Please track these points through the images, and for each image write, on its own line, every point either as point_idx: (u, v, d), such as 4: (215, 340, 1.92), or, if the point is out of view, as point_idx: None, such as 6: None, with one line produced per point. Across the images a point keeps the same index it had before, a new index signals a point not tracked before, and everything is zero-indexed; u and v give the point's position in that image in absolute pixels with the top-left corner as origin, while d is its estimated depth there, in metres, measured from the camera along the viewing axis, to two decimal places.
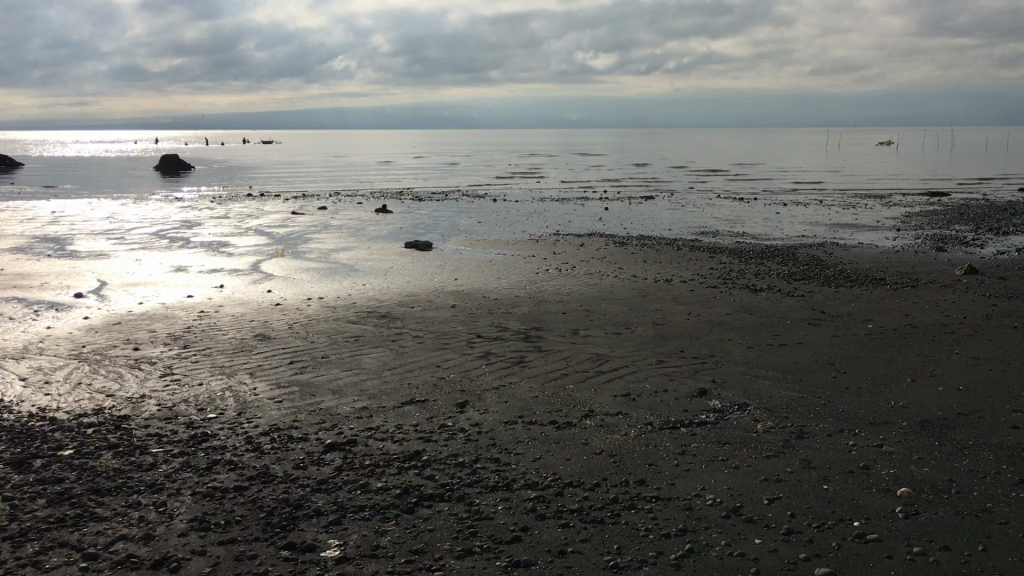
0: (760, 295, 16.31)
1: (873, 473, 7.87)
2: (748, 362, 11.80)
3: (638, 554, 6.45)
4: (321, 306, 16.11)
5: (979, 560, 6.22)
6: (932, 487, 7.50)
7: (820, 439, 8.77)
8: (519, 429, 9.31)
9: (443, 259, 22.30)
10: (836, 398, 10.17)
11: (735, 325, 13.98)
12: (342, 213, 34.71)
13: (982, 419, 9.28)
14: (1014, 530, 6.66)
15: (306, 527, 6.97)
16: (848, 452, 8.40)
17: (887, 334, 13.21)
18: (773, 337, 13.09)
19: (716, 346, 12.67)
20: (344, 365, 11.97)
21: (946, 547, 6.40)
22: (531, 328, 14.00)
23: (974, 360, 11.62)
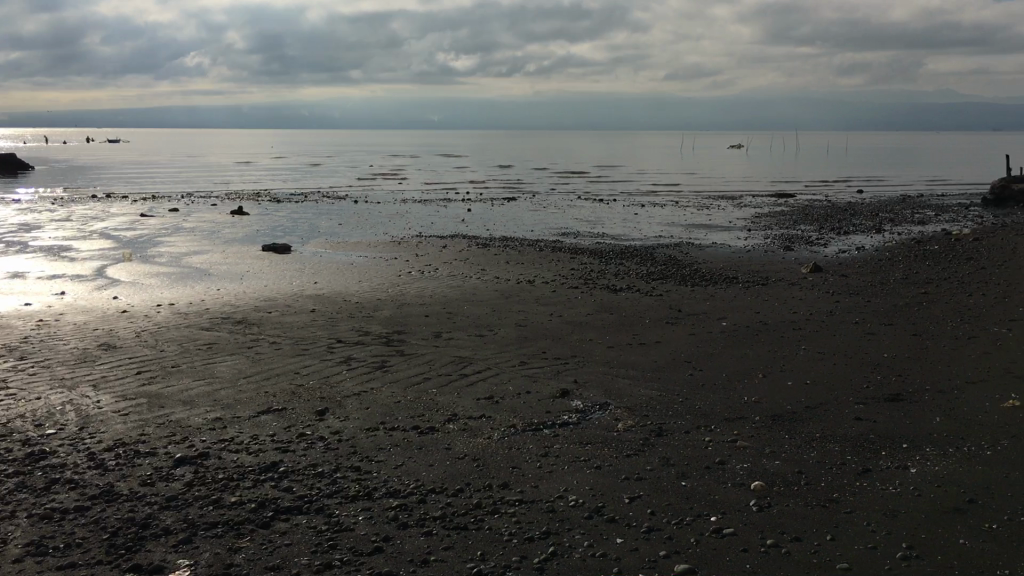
0: (615, 294, 15.60)
1: (726, 466, 7.26)
2: (609, 362, 11.00)
3: (505, 559, 5.69)
4: (166, 311, 14.57)
5: (831, 549, 5.70)
6: (785, 479, 6.93)
7: (677, 436, 8.06)
8: (380, 436, 8.24)
9: (303, 262, 20.79)
10: (692, 394, 9.50)
11: (596, 325, 13.16)
12: (196, 215, 32.50)
13: (827, 410, 8.75)
14: (864, 518, 6.15)
15: (151, 548, 5.88)
16: (703, 447, 7.73)
17: (751, 330, 12.60)
18: (632, 335, 12.41)
19: (573, 346, 11.84)
20: (196, 371, 10.60)
21: (798, 538, 5.87)
22: (391, 331, 12.88)
23: (822, 353, 11.11)
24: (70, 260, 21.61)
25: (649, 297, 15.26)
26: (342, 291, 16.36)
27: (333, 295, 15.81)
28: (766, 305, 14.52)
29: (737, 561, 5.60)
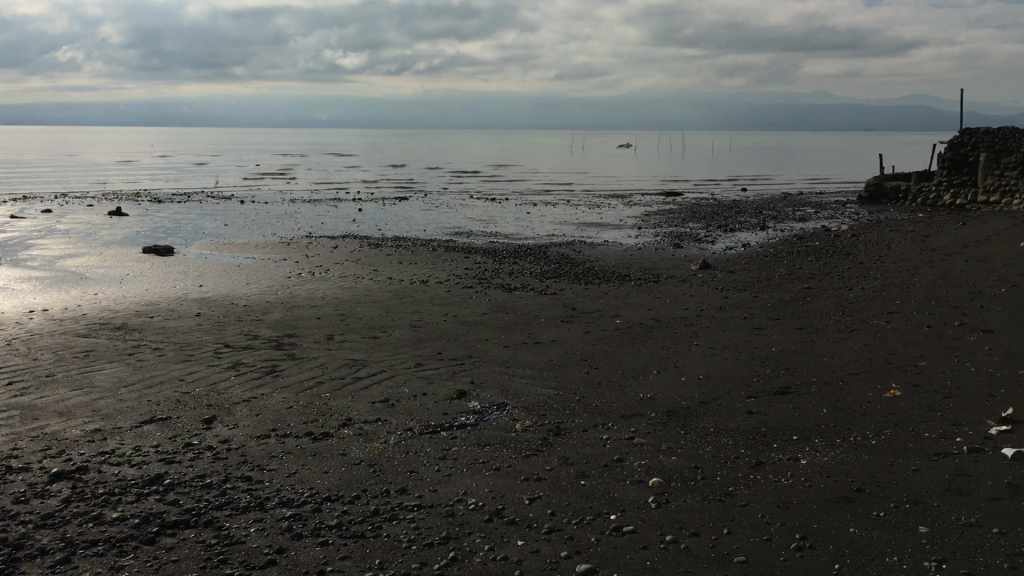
0: (508, 294, 13.62)
1: (614, 460, 5.97)
2: (506, 361, 9.18)
3: (401, 566, 4.51)
4: (34, 317, 12.47)
5: (728, 546, 4.60)
6: (682, 474, 5.66)
7: (577, 434, 6.59)
8: (273, 442, 6.62)
9: (186, 263, 18.51)
10: (590, 392, 7.91)
11: (500, 324, 11.31)
12: (71, 216, 29.76)
13: (721, 404, 7.33)
14: (761, 511, 5.02)
15: (23, 572, 4.49)
16: (601, 445, 6.31)
17: (670, 330, 10.75)
18: (535, 337, 10.56)
19: (463, 349, 9.92)
20: (47, 379, 8.59)
21: (695, 533, 4.77)
22: (282, 335, 10.81)
23: (713, 349, 9.40)
24: None
25: (558, 297, 13.29)
26: (226, 294, 14.32)
27: (219, 298, 13.86)
28: (676, 299, 12.89)
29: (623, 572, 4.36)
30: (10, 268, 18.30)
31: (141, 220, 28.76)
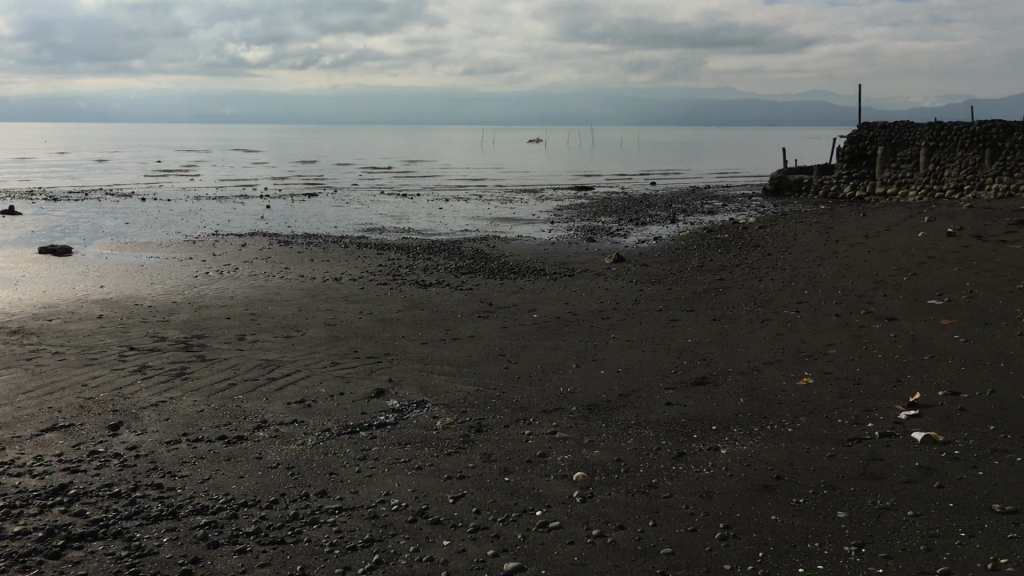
0: (997, 241, 14.21)
1: (953, 380, 7.52)
2: (939, 309, 10.12)
3: (711, 441, 6.40)
4: (592, 264, 16.31)
5: (974, 470, 5.54)
6: (1003, 417, 6.49)
7: (937, 376, 7.67)
8: (692, 356, 8.91)
9: (726, 227, 21.36)
10: (994, 339, 8.66)
11: (963, 267, 12.35)
12: (659, 198, 34.75)
13: None
14: None
15: (489, 413, 7.37)
16: (950, 385, 7.35)
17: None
18: (987, 277, 11.52)
19: (910, 288, 11.40)
20: (594, 301, 12.29)
21: (960, 463, 5.67)
22: (772, 277, 13.22)
23: None
24: (547, 225, 25.33)
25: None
26: (750, 247, 17.11)
27: (743, 250, 16.72)
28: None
29: (887, 437, 6.25)
30: (604, 228, 23.32)
31: (719, 202, 32.86)
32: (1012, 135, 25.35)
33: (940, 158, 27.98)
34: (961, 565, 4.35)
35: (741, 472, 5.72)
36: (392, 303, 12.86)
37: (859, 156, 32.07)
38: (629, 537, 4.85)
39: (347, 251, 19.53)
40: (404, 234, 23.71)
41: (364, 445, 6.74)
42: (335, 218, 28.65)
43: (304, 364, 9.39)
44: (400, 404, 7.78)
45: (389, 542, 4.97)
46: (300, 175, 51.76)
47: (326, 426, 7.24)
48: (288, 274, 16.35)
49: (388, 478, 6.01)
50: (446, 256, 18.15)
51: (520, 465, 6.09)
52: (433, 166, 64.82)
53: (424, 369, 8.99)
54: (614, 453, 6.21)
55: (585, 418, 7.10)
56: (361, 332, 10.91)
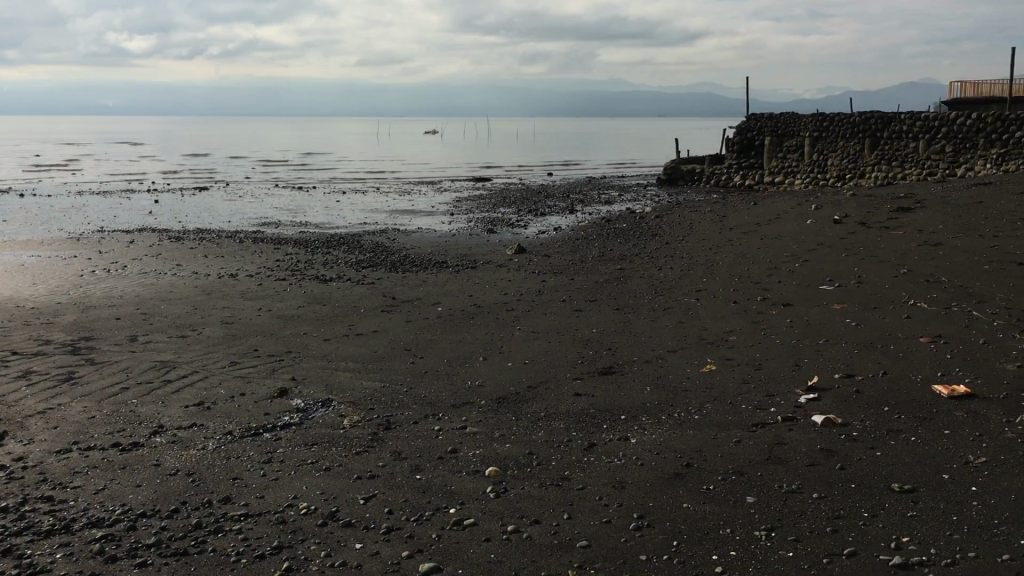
0: (881, 226, 14.81)
1: (848, 363, 7.77)
2: (832, 294, 10.45)
3: (621, 431, 6.43)
4: (493, 255, 16.31)
5: (874, 451, 5.72)
6: (898, 398, 6.73)
7: (834, 359, 7.90)
8: (597, 346, 8.96)
9: (624, 217, 21.69)
10: (883, 322, 8.99)
11: (851, 252, 12.80)
12: (557, 189, 35.05)
13: (1003, 342, 7.93)
14: (934, 434, 5.96)
15: (397, 410, 7.24)
16: (847, 368, 7.58)
17: (1007, 253, 11.43)
18: (873, 262, 11.97)
19: (803, 274, 11.75)
20: (497, 293, 12.26)
21: (861, 445, 5.84)
22: (671, 266, 13.45)
23: None
24: (446, 216, 25.20)
25: (927, 227, 14.19)
26: (648, 236, 17.37)
27: (641, 239, 16.96)
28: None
29: (789, 420, 6.41)
30: (503, 219, 23.34)
31: (616, 192, 33.34)
32: (890, 125, 26.45)
33: (824, 148, 29.01)
34: (866, 546, 4.47)
35: (652, 461, 5.77)
36: (291, 299, 12.56)
37: (748, 146, 32.98)
38: (544, 532, 4.83)
39: (243, 246, 19.00)
40: (300, 228, 23.24)
41: (268, 448, 6.53)
42: (228, 212, 27.90)
43: (202, 365, 9.06)
44: (304, 403, 7.58)
45: (299, 548, 4.83)
46: (189, 168, 50.23)
47: (228, 429, 7.00)
48: (181, 271, 15.80)
49: (296, 481, 5.84)
50: (345, 250, 17.86)
51: (431, 462, 6.00)
52: (329, 157, 63.85)
53: (327, 366, 8.80)
54: (526, 447, 6.18)
55: (494, 411, 7.06)
56: (260, 330, 10.61)
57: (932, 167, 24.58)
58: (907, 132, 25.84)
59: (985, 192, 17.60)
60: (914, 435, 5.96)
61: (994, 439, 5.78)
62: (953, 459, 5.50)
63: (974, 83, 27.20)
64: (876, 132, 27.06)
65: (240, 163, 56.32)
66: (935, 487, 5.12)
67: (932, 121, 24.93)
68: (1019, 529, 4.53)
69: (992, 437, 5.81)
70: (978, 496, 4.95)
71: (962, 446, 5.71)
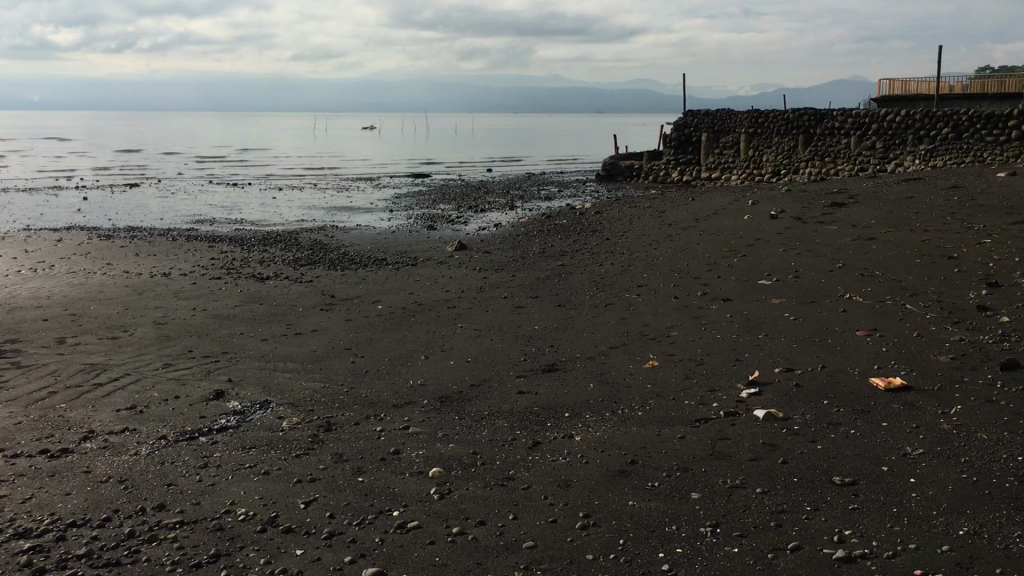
0: (815, 221, 15.05)
1: (788, 357, 7.85)
2: (768, 288, 10.59)
3: (565, 428, 6.41)
4: (433, 252, 16.20)
5: (813, 445, 5.78)
6: (835, 391, 6.83)
7: (770, 353, 8.00)
8: (540, 343, 8.93)
9: (564, 213, 21.75)
10: (820, 316, 9.12)
11: (788, 247, 12.98)
12: (496, 185, 35.03)
13: (931, 334, 8.12)
14: (871, 427, 6.05)
15: (339, 410, 7.13)
16: (784, 363, 7.67)
17: (937, 247, 11.70)
18: (809, 256, 12.15)
19: (742, 269, 11.87)
20: (438, 290, 12.15)
21: (799, 438, 5.90)
22: (612, 262, 13.49)
23: (975, 278, 9.94)
24: (385, 213, 24.98)
25: (861, 222, 14.46)
26: (588, 232, 17.42)
27: (582, 235, 17.00)
28: (971, 219, 13.48)
29: (731, 415, 6.45)
30: (443, 216, 23.21)
31: (555, 187, 33.41)
32: (823, 121, 26.93)
33: (759, 144, 29.43)
34: (810, 540, 4.49)
35: (596, 459, 5.75)
36: (227, 299, 12.28)
37: (685, 142, 33.30)
38: (490, 533, 4.76)
39: (176, 244, 18.58)
40: (236, 225, 22.81)
41: (204, 452, 6.35)
42: (160, 210, 27.27)
43: (134, 368, 8.80)
44: (242, 406, 7.40)
45: (238, 556, 4.69)
46: (119, 164, 49.03)
47: (161, 434, 6.79)
48: (112, 270, 15.36)
49: (234, 486, 5.68)
50: (282, 248, 17.58)
51: (373, 464, 5.89)
52: (264, 153, 62.83)
53: (265, 367, 8.61)
54: (470, 446, 6.11)
55: (436, 410, 6.98)
56: (195, 330, 10.36)
57: (863, 163, 25.13)
58: (839, 129, 26.33)
59: (915, 185, 18.04)
60: (853, 428, 6.04)
61: (930, 431, 5.88)
62: (892, 451, 5.58)
63: (902, 81, 27.81)
64: (809, 129, 27.53)
65: (173, 159, 55.14)
66: (876, 479, 5.18)
67: (862, 118, 25.43)
68: (958, 520, 4.60)
69: (928, 429, 5.92)
70: (917, 487, 5.02)
71: (900, 438, 5.79)
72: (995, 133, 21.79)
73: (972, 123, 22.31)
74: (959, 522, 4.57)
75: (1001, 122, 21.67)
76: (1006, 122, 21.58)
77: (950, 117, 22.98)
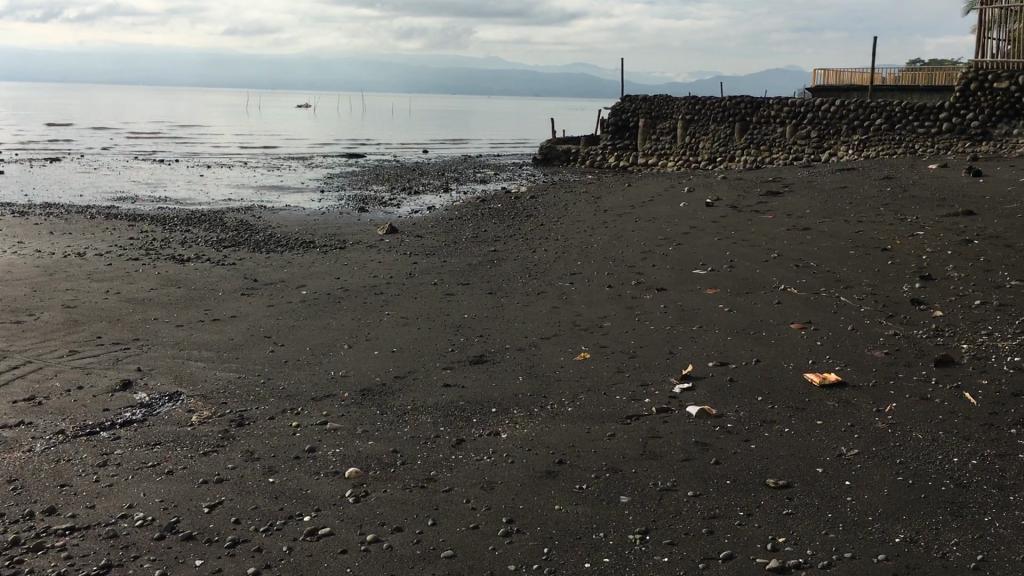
0: (750, 210, 15.01)
1: (722, 350, 7.67)
2: (703, 278, 10.43)
3: (490, 425, 6.10)
4: (365, 235, 15.76)
5: (749, 446, 5.56)
6: (769, 387, 6.65)
7: (704, 347, 7.80)
8: (468, 333, 8.63)
9: (501, 197, 21.47)
10: (754, 308, 8.98)
11: (723, 236, 12.86)
12: (432, 167, 34.54)
13: (865, 328, 8.01)
14: (808, 426, 5.87)
15: (254, 404, 6.72)
16: (718, 356, 7.49)
17: (871, 238, 11.69)
18: (744, 246, 12.04)
19: (677, 258, 11.72)
20: (367, 276, 11.76)
21: (734, 438, 5.69)
22: (546, 248, 13.22)
23: (908, 271, 9.90)
24: (317, 193, 24.39)
25: (795, 212, 14.42)
26: (523, 217, 17.14)
27: (517, 220, 16.73)
28: (904, 211, 13.52)
29: (662, 412, 6.22)
30: (375, 198, 22.71)
31: (491, 170, 33.08)
32: (758, 110, 27.02)
33: (696, 131, 29.46)
34: (743, 549, 4.28)
35: (523, 458, 5.48)
36: (144, 281, 11.69)
37: (623, 128, 33.20)
38: (406, 541, 4.46)
39: (94, 223, 17.79)
40: (159, 203, 22.01)
41: (104, 448, 5.84)
42: (81, 186, 26.22)
43: (36, 355, 8.23)
44: (149, 398, 6.92)
45: (130, 568, 4.29)
46: (42, 138, 47.25)
47: (59, 428, 6.26)
48: (23, 249, 14.58)
49: (133, 486, 5.21)
50: (207, 228, 16.95)
51: (286, 463, 5.51)
52: (194, 130, 61.16)
53: (179, 356, 8.12)
54: (391, 444, 5.78)
55: (357, 405, 6.62)
56: (107, 315, 9.80)
57: (798, 152, 25.39)
58: (775, 118, 26.45)
59: (849, 175, 18.16)
60: (787, 426, 5.87)
61: (865, 430, 5.74)
62: (827, 452, 5.43)
63: (837, 72, 28.02)
64: (745, 117, 27.62)
65: (97, 133, 53.30)
66: (810, 482, 5.01)
67: (798, 107, 25.55)
68: (894, 526, 4.45)
69: (863, 428, 5.78)
70: (852, 492, 4.87)
71: (835, 438, 5.65)
72: (926, 125, 22.02)
73: (905, 115, 22.51)
74: (896, 529, 4.43)
75: (932, 114, 21.87)
76: (937, 114, 21.81)
77: (882, 108, 23.11)
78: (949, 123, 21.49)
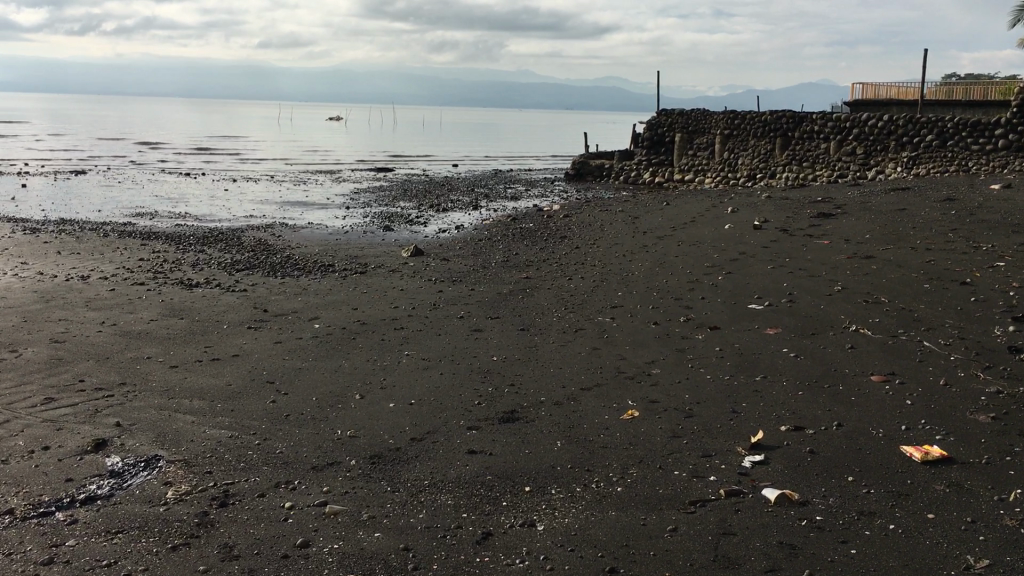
0: (802, 233, 13.86)
1: (796, 410, 6.53)
2: (759, 315, 9.25)
3: (520, 515, 4.98)
4: (387, 258, 14.76)
5: (853, 558, 4.35)
6: (860, 465, 5.49)
7: (771, 405, 6.64)
8: (492, 382, 7.52)
9: (535, 214, 20.46)
10: (822, 354, 7.81)
11: (777, 264, 11.69)
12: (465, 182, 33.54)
13: (963, 385, 6.80)
14: (924, 525, 4.69)
15: (243, 475, 5.65)
16: (791, 419, 6.34)
17: (947, 271, 10.43)
18: (801, 276, 10.86)
19: (729, 289, 10.58)
20: (387, 306, 10.73)
21: (825, 540, 4.54)
22: (582, 276, 12.12)
23: (995, 311, 8.65)
24: (341, 210, 23.50)
25: (853, 237, 13.21)
26: (557, 239, 16.02)
27: (550, 242, 15.65)
28: (977, 238, 12.25)
29: (733, 497, 5.10)
30: (402, 215, 21.78)
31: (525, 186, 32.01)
32: (801, 125, 25.76)
33: (735, 146, 28.26)
34: None
35: (565, 564, 4.37)
36: (144, 311, 10.72)
37: (659, 143, 32.14)
38: None
39: (107, 241, 16.92)
40: (178, 220, 21.21)
41: (54, 539, 4.80)
42: (102, 201, 25.47)
43: (8, 403, 7.25)
44: (122, 465, 5.89)
45: None
46: (74, 150, 47.07)
47: (9, 507, 5.23)
48: (24, 272, 13.70)
49: None
50: (222, 249, 16.00)
51: (271, 565, 4.45)
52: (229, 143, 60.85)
53: (165, 407, 7.10)
54: (401, 539, 4.70)
55: (365, 478, 5.56)
56: (97, 352, 8.82)
57: (842, 169, 24.01)
58: (818, 133, 25.15)
59: (905, 195, 16.91)
60: (892, 522, 4.73)
61: (992, 530, 4.58)
62: (949, 564, 4.28)
63: (876, 86, 26.74)
64: (786, 132, 26.36)
65: (132, 146, 52.99)
66: None
67: (843, 122, 24.27)
68: None
69: (989, 526, 4.63)
70: None
71: (955, 542, 4.49)
72: (981, 141, 20.65)
73: (958, 131, 21.14)
74: None
75: (987, 130, 20.48)
76: (992, 130, 20.38)
77: (934, 123, 21.72)
78: (1007, 140, 20.04)
